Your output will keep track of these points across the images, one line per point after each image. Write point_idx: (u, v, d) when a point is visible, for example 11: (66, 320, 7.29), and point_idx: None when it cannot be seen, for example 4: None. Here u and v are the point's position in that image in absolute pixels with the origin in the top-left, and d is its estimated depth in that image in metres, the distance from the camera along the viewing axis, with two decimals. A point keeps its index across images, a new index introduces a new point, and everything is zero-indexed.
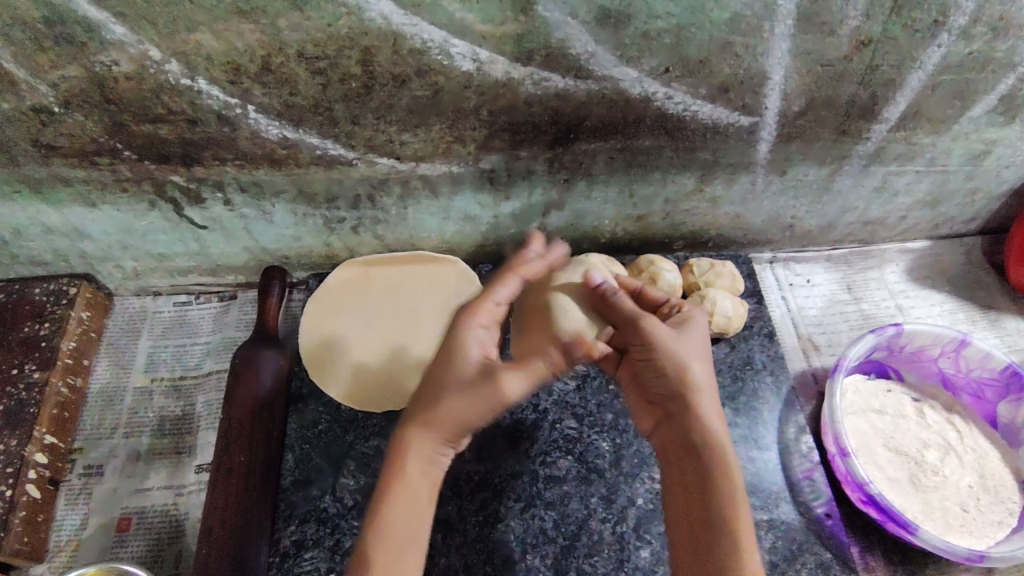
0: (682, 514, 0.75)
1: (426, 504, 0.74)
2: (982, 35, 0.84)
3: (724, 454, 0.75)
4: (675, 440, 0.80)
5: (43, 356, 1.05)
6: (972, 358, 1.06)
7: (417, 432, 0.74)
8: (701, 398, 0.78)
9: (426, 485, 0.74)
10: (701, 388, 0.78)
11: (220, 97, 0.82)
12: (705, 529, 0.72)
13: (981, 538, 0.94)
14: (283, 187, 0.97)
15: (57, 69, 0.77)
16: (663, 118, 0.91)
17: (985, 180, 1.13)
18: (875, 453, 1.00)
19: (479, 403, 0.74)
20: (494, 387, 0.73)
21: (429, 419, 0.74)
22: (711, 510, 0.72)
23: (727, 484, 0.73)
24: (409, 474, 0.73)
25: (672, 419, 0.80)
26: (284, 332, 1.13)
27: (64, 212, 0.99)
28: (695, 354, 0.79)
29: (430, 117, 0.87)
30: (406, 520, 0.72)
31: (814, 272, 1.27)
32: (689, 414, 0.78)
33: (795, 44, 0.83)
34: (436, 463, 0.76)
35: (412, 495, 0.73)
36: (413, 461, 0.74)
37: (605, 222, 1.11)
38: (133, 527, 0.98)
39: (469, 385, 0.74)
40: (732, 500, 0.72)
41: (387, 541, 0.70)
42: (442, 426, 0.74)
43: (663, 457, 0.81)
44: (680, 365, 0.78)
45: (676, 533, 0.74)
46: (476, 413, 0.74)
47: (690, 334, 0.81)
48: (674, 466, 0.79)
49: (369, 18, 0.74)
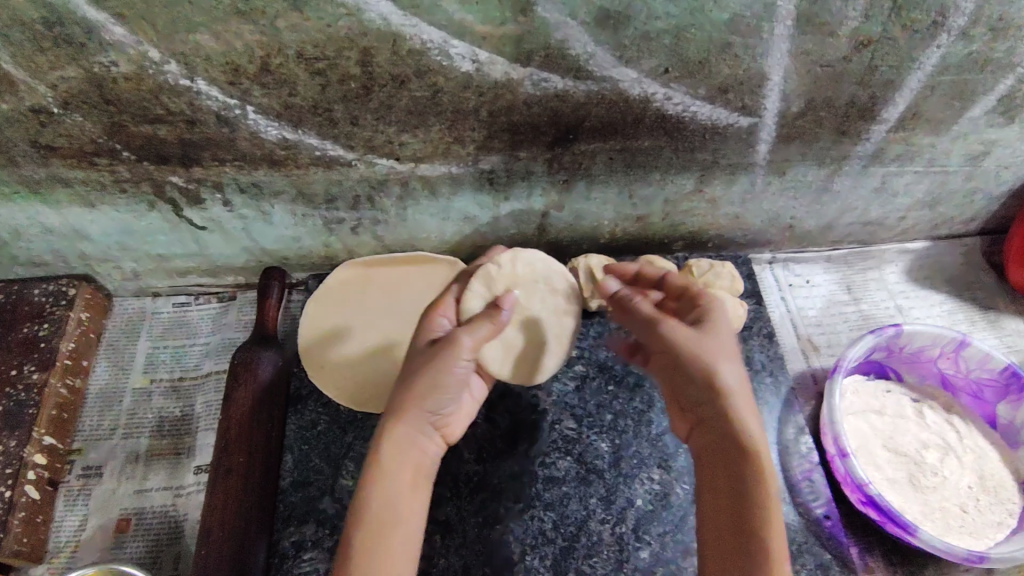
0: (718, 520, 0.73)
1: (408, 489, 0.73)
2: (981, 36, 0.85)
3: (757, 457, 0.73)
4: (707, 444, 0.79)
5: (42, 357, 1.05)
6: (972, 359, 1.06)
7: (388, 421, 0.75)
8: (737, 402, 0.76)
9: (404, 474, 0.74)
10: (733, 390, 0.77)
11: (219, 98, 0.82)
12: (738, 533, 0.71)
13: (980, 539, 0.94)
14: (282, 188, 0.97)
15: (56, 70, 0.77)
16: (662, 118, 0.91)
17: (984, 180, 1.13)
18: (874, 454, 1.00)
19: (438, 376, 0.77)
20: (449, 348, 0.78)
21: (394, 404, 0.76)
22: (746, 516, 0.71)
23: (761, 487, 0.72)
24: (385, 463, 0.73)
25: (705, 424, 0.79)
26: (284, 333, 1.12)
27: (63, 213, 0.99)
28: (725, 357, 0.78)
29: (429, 117, 0.87)
30: (389, 510, 0.71)
31: (813, 273, 1.27)
32: (720, 418, 0.77)
33: (794, 44, 0.83)
34: (412, 450, 0.75)
35: (393, 478, 0.72)
36: (388, 449, 0.73)
37: (604, 223, 1.11)
38: (132, 528, 0.98)
39: (426, 357, 0.77)
40: (764, 505, 0.71)
41: (374, 531, 0.69)
42: (410, 406, 0.76)
43: (698, 464, 0.80)
44: (709, 368, 0.77)
45: (711, 540, 0.73)
46: (437, 386, 0.77)
47: (717, 336, 0.80)
48: (706, 472, 0.78)
49: (368, 19, 0.74)
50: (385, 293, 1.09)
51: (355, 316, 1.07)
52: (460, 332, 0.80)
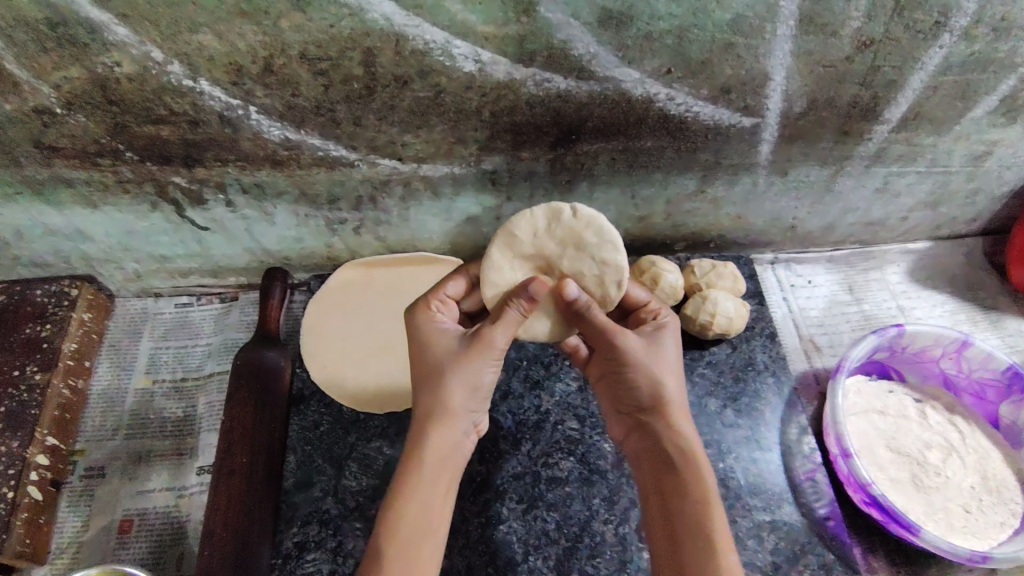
0: (666, 525, 0.74)
1: (443, 494, 0.72)
2: (983, 36, 0.85)
3: (699, 463, 0.75)
4: (650, 450, 0.79)
5: (44, 358, 1.05)
6: (974, 359, 1.06)
7: (430, 426, 0.72)
8: (672, 407, 0.77)
9: (441, 478, 0.72)
10: (674, 398, 0.78)
11: (222, 99, 0.82)
12: (680, 536, 0.72)
13: (983, 539, 0.94)
14: (285, 189, 0.97)
15: (60, 70, 0.77)
16: (665, 119, 0.91)
17: (986, 180, 1.13)
18: (877, 454, 1.00)
19: (476, 377, 0.73)
20: (481, 349, 0.73)
21: (436, 409, 0.73)
22: (685, 517, 0.72)
23: (703, 496, 0.73)
24: (425, 469, 0.71)
25: (646, 429, 0.80)
26: (287, 333, 1.13)
27: (66, 213, 0.99)
28: (669, 366, 0.79)
29: (432, 118, 0.87)
30: (425, 515, 0.69)
31: (815, 274, 1.27)
32: (663, 426, 0.78)
33: (797, 45, 0.83)
34: (450, 455, 0.73)
35: (427, 485, 0.70)
36: (431, 454, 0.71)
37: (606, 224, 1.11)
38: (135, 529, 0.98)
39: (463, 361, 0.73)
40: (705, 505, 0.72)
41: (409, 538, 0.67)
42: (451, 411, 0.73)
43: (638, 469, 0.81)
44: (651, 378, 0.78)
45: (660, 544, 0.73)
46: (470, 386, 0.73)
47: (662, 345, 0.80)
48: (652, 476, 0.78)
49: (371, 19, 0.74)
50: (387, 294, 1.09)
51: (357, 316, 1.07)
52: (491, 329, 0.73)
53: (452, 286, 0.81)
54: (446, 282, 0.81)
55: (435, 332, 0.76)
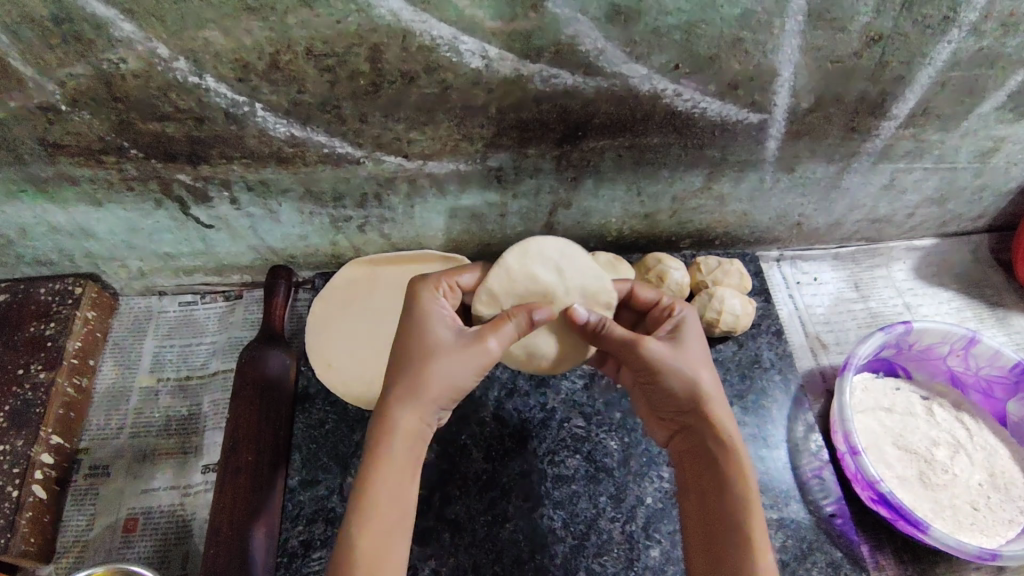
0: (708, 529, 0.75)
1: (409, 483, 0.71)
2: (993, 32, 0.84)
3: (738, 462, 0.75)
4: (692, 453, 0.79)
5: (49, 356, 1.04)
6: (982, 356, 1.06)
7: (400, 407, 0.71)
8: (711, 406, 0.76)
9: (408, 465, 0.71)
10: (712, 398, 0.77)
11: (228, 95, 0.81)
12: (724, 542, 0.72)
13: (991, 537, 0.93)
14: (290, 186, 0.97)
15: (65, 67, 0.77)
16: (672, 115, 0.90)
17: (993, 177, 1.13)
18: (884, 452, 1.00)
19: (456, 372, 0.72)
20: (476, 350, 0.72)
21: (409, 393, 0.71)
22: (729, 522, 0.72)
23: (746, 499, 0.73)
24: (395, 450, 0.69)
25: (688, 432, 0.80)
26: (291, 331, 1.12)
27: (70, 211, 0.99)
28: (700, 363, 0.78)
29: (438, 114, 0.86)
30: (394, 500, 0.68)
31: (821, 271, 1.26)
32: (704, 426, 0.77)
33: (805, 40, 0.83)
34: (420, 437, 0.72)
35: (398, 472, 0.69)
36: (398, 439, 0.70)
37: (612, 221, 1.11)
38: (140, 528, 0.98)
39: (453, 353, 0.72)
40: (748, 509, 0.72)
41: (372, 526, 0.66)
42: (425, 397, 0.71)
43: (681, 469, 0.82)
44: (687, 379, 0.76)
45: (701, 549, 0.75)
46: (453, 377, 0.72)
47: (691, 343, 0.79)
48: (694, 479, 0.79)
49: (378, 15, 0.73)
50: (392, 291, 1.08)
51: (361, 314, 1.07)
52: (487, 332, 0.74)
53: (465, 279, 0.81)
54: (459, 272, 0.81)
55: (431, 317, 0.75)
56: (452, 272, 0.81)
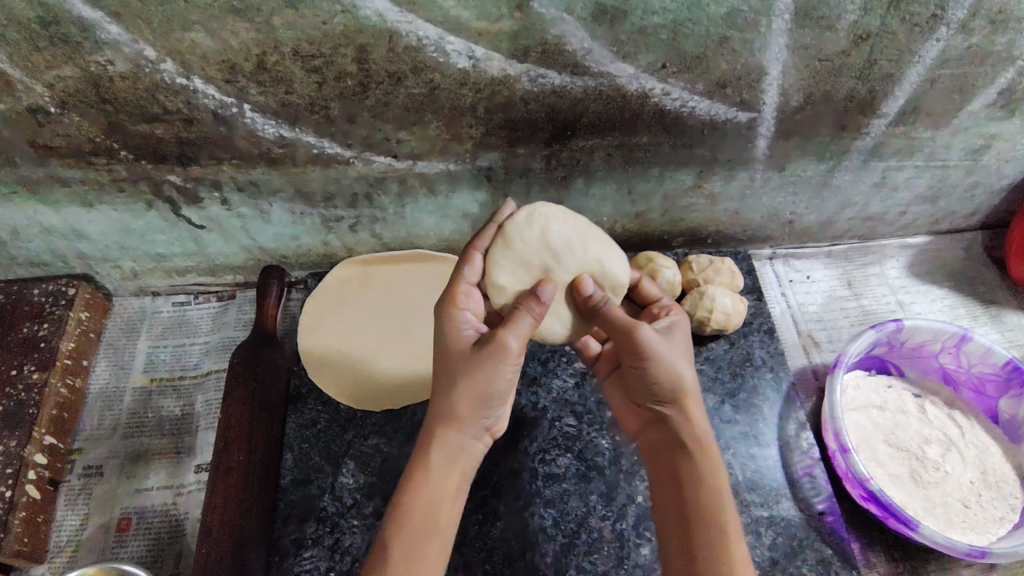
0: (674, 515, 0.74)
1: (450, 498, 0.71)
2: (981, 29, 0.84)
3: (711, 453, 0.76)
4: (664, 442, 0.80)
5: (42, 356, 1.05)
6: (973, 354, 1.06)
7: (437, 426, 0.72)
8: (689, 399, 0.78)
9: (447, 481, 0.71)
10: (690, 392, 0.78)
11: (216, 97, 0.82)
12: (690, 521, 0.72)
13: (982, 534, 0.93)
14: (280, 186, 0.97)
15: (53, 69, 0.77)
16: (660, 114, 0.91)
17: (985, 174, 1.13)
18: (875, 450, 1.00)
19: (485, 385, 0.71)
20: (495, 354, 0.70)
21: (443, 407, 0.72)
22: (694, 506, 0.72)
23: (713, 486, 0.73)
24: (432, 465, 0.70)
25: (661, 421, 0.81)
26: (283, 331, 1.13)
27: (62, 212, 0.99)
28: (683, 359, 0.79)
29: (426, 115, 0.86)
30: (431, 515, 0.68)
31: (813, 269, 1.26)
32: (679, 416, 0.78)
33: (793, 38, 0.83)
34: (462, 454, 0.73)
35: (434, 490, 0.70)
36: (436, 455, 0.71)
37: (603, 220, 1.11)
38: (133, 527, 0.99)
39: (472, 365, 0.71)
40: (715, 494, 0.73)
41: (407, 536, 0.66)
42: (461, 416, 0.71)
43: (649, 458, 0.83)
44: (670, 371, 0.77)
45: (668, 534, 0.73)
46: (484, 393, 0.71)
47: (676, 340, 0.80)
48: (662, 466, 0.79)
49: (364, 16, 0.74)
50: (385, 292, 1.09)
51: (354, 314, 1.07)
52: (505, 333, 0.71)
53: (474, 270, 0.79)
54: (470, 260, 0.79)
55: (455, 328, 0.73)
56: (458, 265, 0.79)
